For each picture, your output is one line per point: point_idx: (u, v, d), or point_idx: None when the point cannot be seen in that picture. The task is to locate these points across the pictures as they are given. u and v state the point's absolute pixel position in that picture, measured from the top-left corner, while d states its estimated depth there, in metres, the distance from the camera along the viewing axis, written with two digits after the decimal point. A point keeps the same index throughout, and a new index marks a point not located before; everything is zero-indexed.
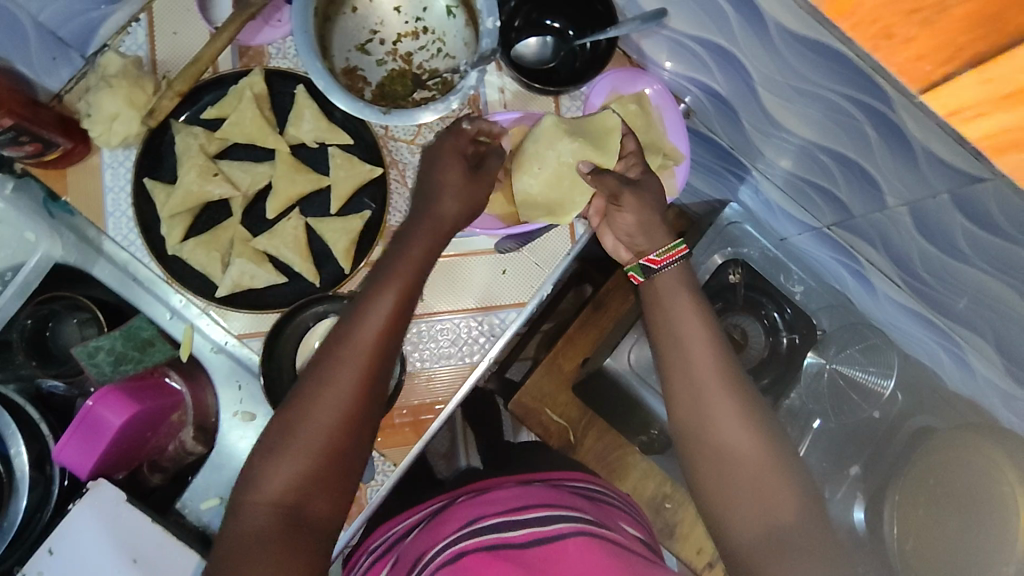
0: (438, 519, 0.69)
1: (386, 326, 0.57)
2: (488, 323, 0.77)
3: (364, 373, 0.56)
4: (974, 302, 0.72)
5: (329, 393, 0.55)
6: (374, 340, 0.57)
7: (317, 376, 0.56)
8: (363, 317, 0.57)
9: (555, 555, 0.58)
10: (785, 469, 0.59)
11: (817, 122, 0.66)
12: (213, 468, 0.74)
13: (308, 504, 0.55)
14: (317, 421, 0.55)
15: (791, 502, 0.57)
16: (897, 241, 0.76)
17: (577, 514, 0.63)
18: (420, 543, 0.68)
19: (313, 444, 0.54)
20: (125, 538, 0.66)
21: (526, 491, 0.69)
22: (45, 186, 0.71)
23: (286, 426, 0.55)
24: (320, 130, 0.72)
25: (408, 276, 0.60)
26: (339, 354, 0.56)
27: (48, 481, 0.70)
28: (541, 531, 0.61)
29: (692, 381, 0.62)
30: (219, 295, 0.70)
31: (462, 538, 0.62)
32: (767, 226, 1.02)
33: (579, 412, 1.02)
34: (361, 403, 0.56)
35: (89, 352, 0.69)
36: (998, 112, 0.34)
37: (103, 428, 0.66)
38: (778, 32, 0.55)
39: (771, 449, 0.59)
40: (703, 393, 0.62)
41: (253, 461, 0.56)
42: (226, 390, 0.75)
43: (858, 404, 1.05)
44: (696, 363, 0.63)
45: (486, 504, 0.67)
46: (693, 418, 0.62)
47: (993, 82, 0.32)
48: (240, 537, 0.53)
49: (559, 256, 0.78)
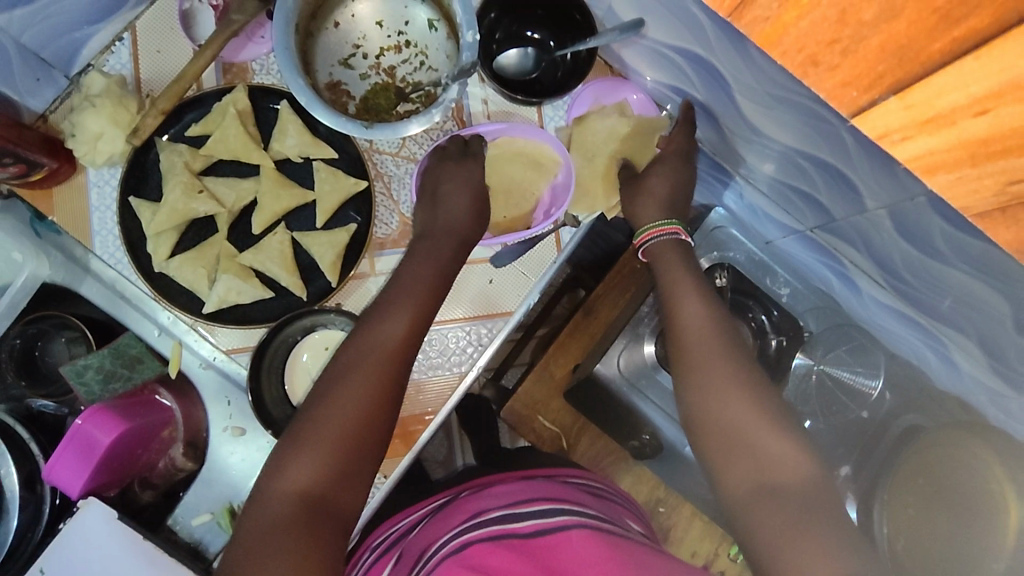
0: (442, 515, 0.70)
1: (406, 327, 0.61)
2: (476, 332, 0.78)
3: (388, 365, 0.59)
4: (958, 302, 0.72)
5: (355, 382, 0.57)
6: (395, 338, 0.60)
7: (339, 370, 0.58)
8: (384, 319, 0.61)
9: (559, 543, 0.59)
10: (785, 425, 0.58)
11: (794, 128, 0.67)
12: (203, 483, 0.74)
13: (332, 495, 0.54)
14: (344, 408, 0.56)
15: (794, 457, 0.56)
16: (879, 243, 0.76)
17: (578, 510, 0.64)
18: (426, 535, 0.68)
19: (340, 430, 0.55)
20: (116, 556, 0.66)
21: (530, 486, 0.70)
22: (31, 206, 0.72)
23: (311, 415, 0.56)
24: (304, 144, 0.73)
25: (420, 288, 0.65)
26: (363, 349, 0.59)
27: (39, 500, 0.70)
28: (545, 523, 0.61)
29: (693, 346, 0.65)
30: (206, 311, 0.71)
31: (467, 529, 0.62)
32: (753, 230, 1.03)
33: (570, 419, 1.02)
34: (384, 394, 0.58)
35: (78, 370, 0.69)
36: (922, 136, 0.34)
37: (94, 446, 0.66)
38: (749, 46, 0.55)
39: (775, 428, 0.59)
40: (701, 358, 0.63)
41: (273, 456, 0.56)
42: (215, 406, 0.76)
43: (846, 404, 1.05)
44: (696, 328, 0.66)
45: (491, 499, 0.67)
46: (694, 383, 0.63)
47: (914, 108, 0.32)
48: (261, 526, 0.51)
49: (545, 264, 0.79)
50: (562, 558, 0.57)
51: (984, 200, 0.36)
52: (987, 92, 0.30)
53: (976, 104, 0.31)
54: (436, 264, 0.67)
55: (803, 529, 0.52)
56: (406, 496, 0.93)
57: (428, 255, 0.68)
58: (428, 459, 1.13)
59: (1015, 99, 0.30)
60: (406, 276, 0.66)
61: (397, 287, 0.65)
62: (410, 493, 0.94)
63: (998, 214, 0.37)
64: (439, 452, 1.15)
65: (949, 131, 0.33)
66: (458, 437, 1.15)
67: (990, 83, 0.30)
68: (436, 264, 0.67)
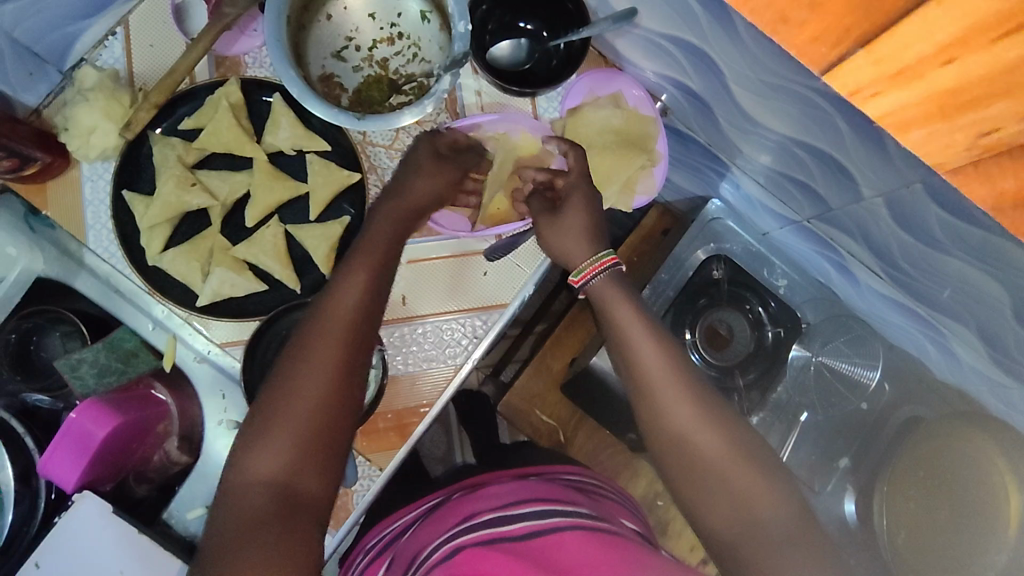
0: (433, 518, 0.69)
1: (359, 303, 0.59)
2: (471, 325, 0.77)
3: (346, 344, 0.57)
4: (957, 292, 0.74)
5: (312, 362, 0.56)
6: (349, 317, 0.58)
7: (295, 351, 0.57)
8: (336, 297, 0.59)
9: (549, 544, 0.58)
10: (756, 460, 0.57)
11: (791, 117, 0.70)
12: (198, 477, 0.74)
13: (299, 481, 0.54)
14: (304, 390, 0.55)
15: (772, 496, 0.55)
16: (876, 232, 0.78)
17: (573, 510, 0.63)
18: (418, 539, 0.68)
19: (299, 417, 0.54)
20: (113, 548, 0.66)
21: (521, 487, 0.69)
22: (25, 201, 0.72)
23: (273, 400, 0.55)
24: (297, 137, 0.73)
25: (370, 264, 0.62)
26: (318, 327, 0.58)
27: (34, 494, 0.70)
28: (537, 525, 0.60)
29: (655, 392, 0.60)
30: (201, 304, 0.70)
31: (459, 532, 0.62)
32: (749, 221, 1.01)
33: (568, 412, 1.01)
34: (341, 376, 0.56)
35: (72, 364, 0.69)
36: (892, 90, 0.34)
37: (87, 440, 0.66)
38: (745, 28, 0.59)
39: (751, 450, 0.58)
40: (659, 396, 0.60)
41: (237, 447, 0.55)
42: (209, 400, 0.75)
43: (846, 396, 1.04)
44: (654, 369, 0.61)
45: (485, 500, 0.67)
46: (661, 423, 0.59)
47: (882, 61, 0.33)
48: (233, 519, 0.52)
49: (539, 255, 0.78)
50: (557, 557, 0.57)
51: (957, 157, 0.37)
52: (952, 38, 0.31)
53: (941, 53, 0.31)
54: (381, 240, 0.65)
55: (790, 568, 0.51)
56: (403, 492, 0.93)
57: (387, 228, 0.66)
58: (426, 457, 1.13)
59: (981, 45, 0.31)
60: (361, 249, 0.64)
61: (348, 262, 0.62)
62: (407, 490, 0.94)
63: (973, 169, 0.37)
64: (437, 449, 1.13)
65: (918, 84, 0.33)
66: (457, 434, 1.13)
67: (955, 28, 0.30)
68: (385, 238, 0.65)
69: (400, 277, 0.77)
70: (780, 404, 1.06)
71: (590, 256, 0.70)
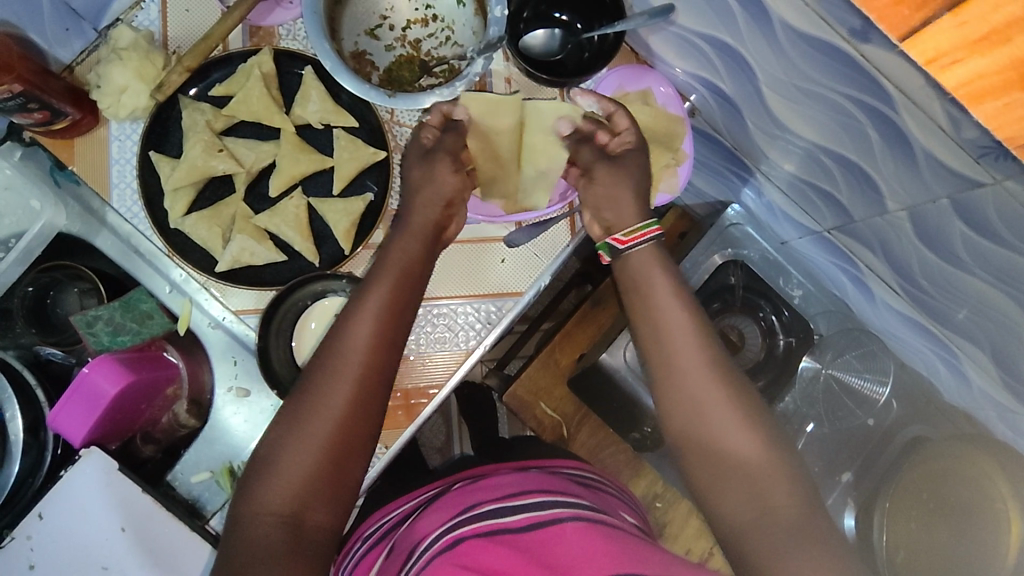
0: (434, 506, 0.68)
1: (377, 336, 0.58)
2: (484, 311, 0.77)
3: (363, 379, 0.56)
4: (974, 312, 0.75)
5: (325, 398, 0.55)
6: (366, 351, 0.57)
7: (312, 382, 0.56)
8: (351, 330, 0.58)
9: (552, 536, 0.58)
10: (785, 442, 0.57)
11: (821, 124, 0.71)
12: (206, 441, 0.73)
13: (310, 512, 0.54)
14: (317, 425, 0.54)
15: (789, 480, 0.54)
16: (897, 248, 0.79)
17: (575, 501, 0.63)
18: (417, 527, 0.67)
19: (311, 451, 0.54)
20: (117, 508, 0.66)
21: (524, 478, 0.69)
22: (52, 155, 0.71)
23: (287, 435, 0.55)
24: (326, 111, 0.72)
25: (392, 290, 0.60)
26: (335, 357, 0.57)
27: (41, 448, 0.69)
28: (536, 517, 0.60)
29: (676, 374, 0.58)
30: (219, 270, 0.70)
31: (459, 523, 0.61)
32: (769, 228, 1.01)
33: (573, 408, 1.01)
34: (354, 411, 0.56)
35: (87, 321, 0.70)
36: (972, 56, 0.40)
37: (98, 395, 0.66)
38: (784, 31, 0.62)
39: (776, 443, 0.56)
40: (684, 376, 0.58)
41: (248, 478, 0.55)
42: (221, 364, 0.75)
43: (852, 411, 1.02)
44: (674, 351, 0.59)
45: (486, 491, 0.67)
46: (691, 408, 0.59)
47: (967, 24, 0.38)
48: (245, 550, 0.51)
49: (558, 247, 0.78)
50: (558, 551, 0.56)
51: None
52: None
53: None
54: (407, 265, 0.63)
55: (802, 563, 0.50)
56: (399, 482, 0.92)
57: (417, 252, 0.65)
58: (424, 446, 1.12)
59: None
60: (379, 278, 0.61)
61: (365, 288, 0.61)
62: (404, 479, 0.93)
63: None
64: (436, 439, 1.13)
65: (998, 50, 0.38)
66: (457, 425, 1.13)
67: None
68: (411, 263, 0.63)
69: None
70: (787, 413, 1.04)
71: (633, 223, 0.65)
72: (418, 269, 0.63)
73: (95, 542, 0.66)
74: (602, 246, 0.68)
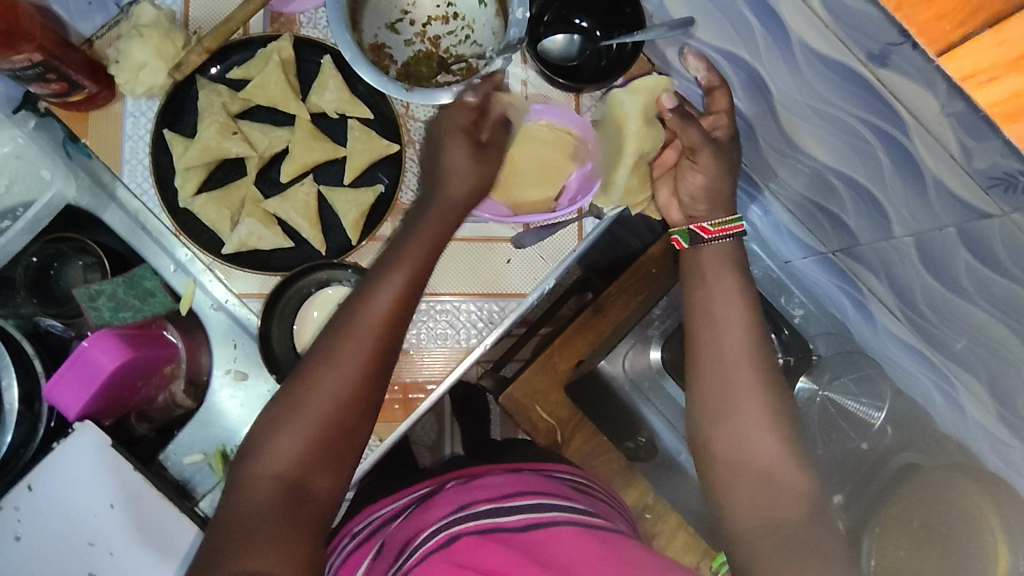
0: (430, 501, 0.67)
1: (388, 316, 0.56)
2: (487, 310, 0.77)
3: (372, 353, 0.55)
4: (973, 341, 0.76)
5: (334, 367, 0.54)
6: (375, 329, 0.55)
7: (322, 350, 0.55)
8: (368, 300, 0.56)
9: (548, 538, 0.58)
10: (802, 455, 0.57)
11: (832, 144, 0.72)
12: (200, 423, 0.73)
13: (310, 479, 0.53)
14: (321, 395, 0.54)
15: (800, 495, 0.55)
16: (902, 273, 0.79)
17: (568, 504, 0.63)
18: (410, 524, 0.66)
19: (314, 421, 0.53)
20: (107, 483, 0.66)
21: (518, 478, 0.69)
22: (65, 127, 0.71)
23: (290, 402, 0.54)
24: (342, 101, 0.73)
25: (411, 266, 0.58)
26: (348, 325, 0.55)
27: (35, 418, 0.69)
28: (535, 517, 0.60)
29: (720, 370, 0.60)
30: (226, 252, 0.70)
31: (455, 519, 0.61)
32: (773, 247, 1.02)
33: (568, 413, 1.00)
34: (361, 384, 0.55)
35: (90, 295, 0.69)
36: (1006, 75, 0.39)
37: (95, 370, 0.66)
38: (803, 52, 0.63)
39: (795, 455, 0.57)
40: (728, 379, 0.59)
41: (251, 439, 0.55)
42: (220, 347, 0.74)
43: (846, 433, 1.00)
44: (717, 347, 0.61)
45: (482, 488, 0.66)
46: (714, 411, 0.59)
47: (1006, 41, 0.38)
48: (241, 510, 0.51)
49: (563, 252, 0.78)
50: (553, 554, 0.56)
51: None
52: None
53: None
54: (434, 235, 0.61)
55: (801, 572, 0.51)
56: (389, 477, 0.91)
57: (440, 233, 0.61)
58: (416, 443, 1.12)
59: None
60: (401, 250, 0.59)
61: (384, 261, 0.58)
62: (394, 475, 0.93)
63: None
64: (427, 437, 1.13)
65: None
66: (449, 425, 1.13)
67: None
68: (435, 234, 0.61)
69: None
70: None
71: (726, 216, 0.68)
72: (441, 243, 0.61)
73: (82, 515, 0.66)
74: (680, 232, 0.69)
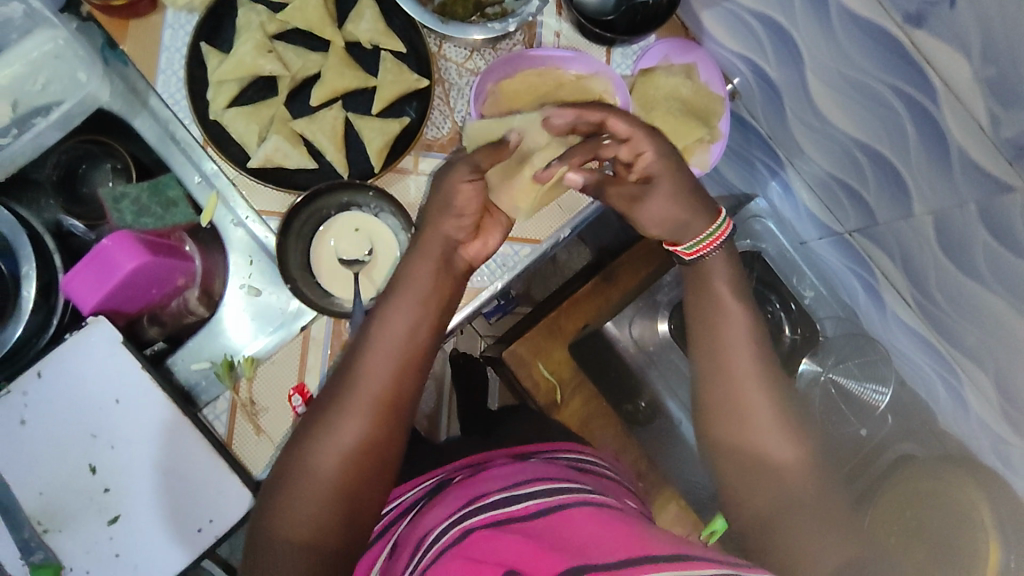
0: (435, 502, 0.61)
1: (385, 383, 0.56)
2: (502, 253, 0.78)
3: (370, 417, 0.55)
4: (980, 327, 0.76)
5: (336, 435, 0.54)
6: (383, 383, 0.56)
7: (319, 420, 0.56)
8: (360, 365, 0.57)
9: (561, 522, 0.51)
10: (805, 438, 0.60)
11: (859, 115, 0.72)
12: (211, 332, 0.75)
13: (326, 546, 0.52)
14: (326, 461, 0.54)
15: (804, 479, 0.58)
16: (917, 256, 0.79)
17: (578, 486, 0.57)
18: (420, 525, 0.59)
19: (324, 491, 0.53)
20: (115, 378, 0.67)
21: (525, 467, 0.62)
22: (105, 32, 0.72)
23: (295, 470, 0.54)
24: (377, 32, 0.74)
25: (403, 329, 0.58)
26: (341, 392, 0.56)
27: (50, 310, 0.70)
28: (547, 502, 0.54)
29: (722, 366, 0.63)
30: (251, 166, 0.71)
31: (464, 514, 0.54)
32: (791, 226, 1.01)
33: (570, 374, 1.02)
34: (367, 446, 0.55)
35: (115, 197, 0.71)
36: None
37: (113, 268, 0.66)
38: (839, 13, 0.64)
39: (800, 446, 0.59)
40: (738, 390, 0.61)
41: (260, 511, 0.54)
42: (237, 261, 0.76)
43: (847, 417, 1.00)
44: (729, 341, 0.63)
45: (488, 481, 0.60)
46: (725, 403, 0.61)
47: None
48: None
49: (580, 204, 0.80)
50: (567, 534, 0.50)
51: None
52: None
53: None
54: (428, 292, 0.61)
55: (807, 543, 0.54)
56: None
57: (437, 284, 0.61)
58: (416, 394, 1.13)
59: None
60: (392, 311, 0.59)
61: (374, 325, 0.59)
62: None
63: None
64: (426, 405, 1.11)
65: None
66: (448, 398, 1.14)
67: None
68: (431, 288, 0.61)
69: None
70: None
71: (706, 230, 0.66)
72: (441, 294, 0.61)
73: (85, 406, 0.67)
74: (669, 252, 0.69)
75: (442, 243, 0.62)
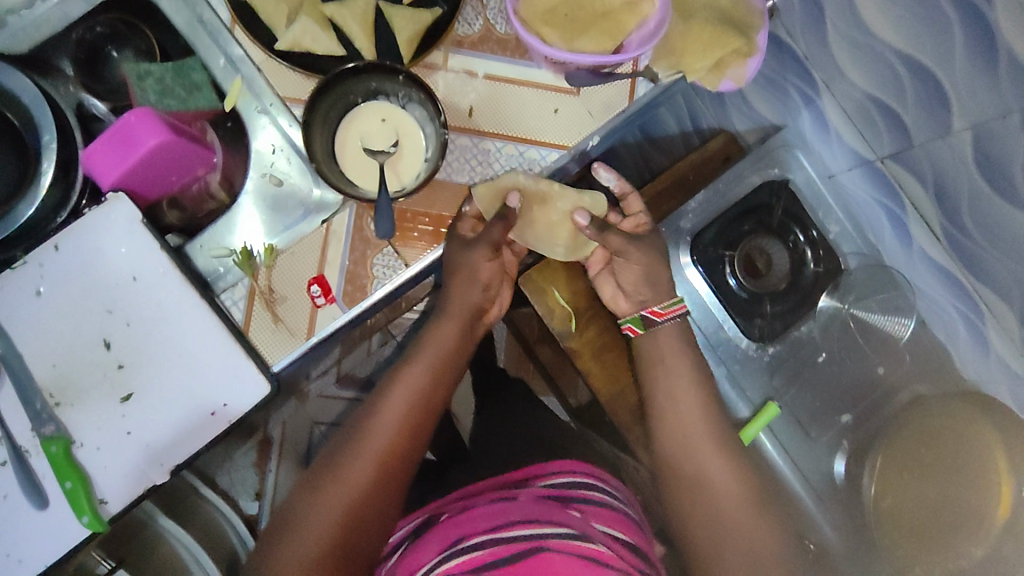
0: (426, 536, 0.69)
1: (397, 424, 0.69)
2: (528, 155, 0.75)
3: (379, 459, 0.68)
4: (1007, 252, 0.75)
5: (343, 478, 0.67)
6: (390, 434, 0.69)
7: (338, 451, 0.69)
8: (381, 408, 0.70)
9: (539, 560, 0.59)
10: (748, 483, 0.72)
11: (902, 22, 0.70)
12: (231, 220, 0.72)
13: None
14: (336, 491, 0.66)
15: (745, 519, 0.70)
16: (952, 178, 0.77)
17: (557, 523, 0.63)
18: (408, 561, 0.67)
19: (327, 522, 0.65)
20: (136, 256, 0.66)
21: (508, 503, 0.69)
22: None
23: (308, 504, 0.66)
24: None
25: (414, 390, 0.71)
26: (356, 435, 0.69)
27: (68, 186, 0.68)
28: (527, 541, 0.61)
29: (679, 429, 0.74)
30: (278, 48, 0.70)
31: (452, 555, 0.62)
32: (821, 158, 0.99)
33: (587, 302, 0.98)
34: (369, 487, 0.67)
35: (139, 73, 0.68)
36: None
37: (135, 144, 0.64)
38: None
39: (741, 489, 0.71)
40: (686, 441, 0.74)
41: (266, 545, 0.65)
42: (259, 150, 0.73)
43: (866, 354, 0.99)
44: (679, 419, 0.75)
45: (474, 520, 0.67)
46: (680, 450, 0.73)
47: None
48: None
49: (613, 110, 0.76)
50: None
51: None
52: None
53: None
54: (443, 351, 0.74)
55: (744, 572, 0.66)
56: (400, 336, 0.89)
57: (453, 340, 0.75)
58: None
59: None
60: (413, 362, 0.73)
61: (392, 381, 0.72)
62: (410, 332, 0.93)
63: None
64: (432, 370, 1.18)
65: None
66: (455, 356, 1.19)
67: None
68: (449, 348, 0.74)
69: (473, 89, 0.75)
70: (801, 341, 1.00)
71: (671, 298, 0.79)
72: (447, 360, 0.74)
73: (104, 283, 0.66)
74: (635, 321, 0.79)
75: (464, 312, 0.75)
